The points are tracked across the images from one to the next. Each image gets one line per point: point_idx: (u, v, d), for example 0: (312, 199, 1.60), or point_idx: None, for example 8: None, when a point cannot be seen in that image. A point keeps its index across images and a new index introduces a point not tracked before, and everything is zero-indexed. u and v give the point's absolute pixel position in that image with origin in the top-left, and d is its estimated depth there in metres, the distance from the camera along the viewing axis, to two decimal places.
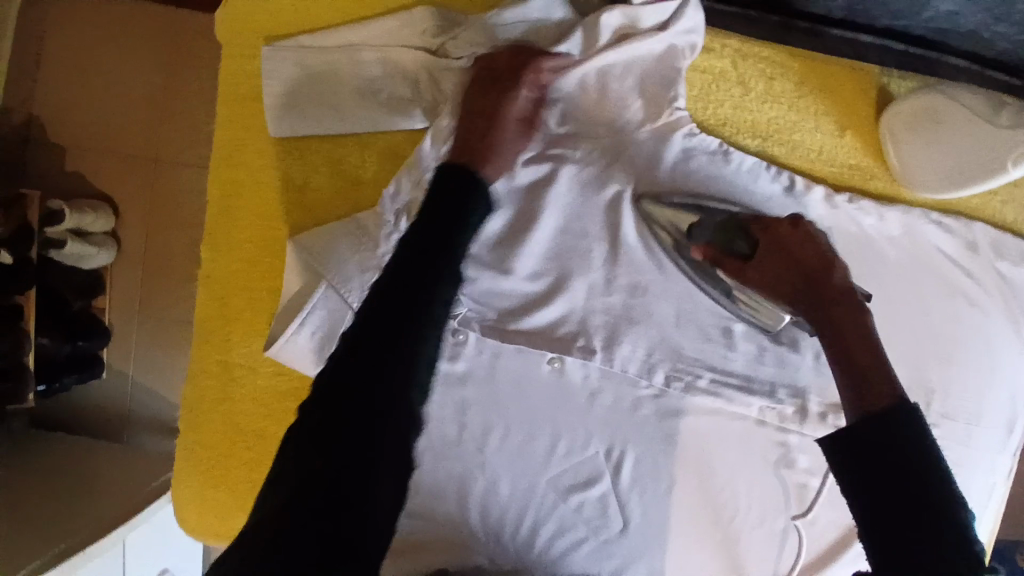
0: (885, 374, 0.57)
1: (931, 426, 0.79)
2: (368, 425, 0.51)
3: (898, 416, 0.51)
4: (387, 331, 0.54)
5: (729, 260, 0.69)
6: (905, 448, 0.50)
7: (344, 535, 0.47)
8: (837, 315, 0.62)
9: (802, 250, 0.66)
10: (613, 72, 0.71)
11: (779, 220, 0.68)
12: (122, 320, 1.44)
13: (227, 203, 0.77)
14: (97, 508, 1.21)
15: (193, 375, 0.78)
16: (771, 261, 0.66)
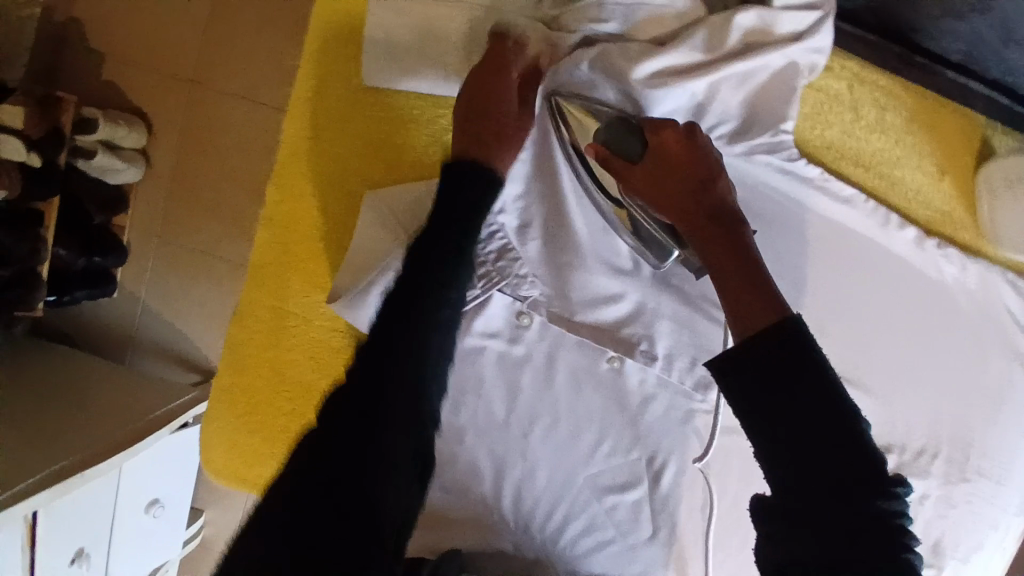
0: (767, 294, 0.54)
1: (965, 480, 0.76)
2: (378, 426, 0.51)
3: (788, 336, 0.50)
4: (389, 335, 0.54)
5: (621, 161, 0.64)
6: (801, 372, 0.49)
7: (353, 526, 0.47)
8: (712, 234, 0.59)
9: (687, 157, 0.63)
10: (731, 77, 0.66)
11: (671, 124, 0.64)
12: (143, 240, 1.41)
13: (306, 146, 0.74)
14: (95, 430, 1.18)
15: (242, 316, 0.76)
16: (659, 163, 0.63)
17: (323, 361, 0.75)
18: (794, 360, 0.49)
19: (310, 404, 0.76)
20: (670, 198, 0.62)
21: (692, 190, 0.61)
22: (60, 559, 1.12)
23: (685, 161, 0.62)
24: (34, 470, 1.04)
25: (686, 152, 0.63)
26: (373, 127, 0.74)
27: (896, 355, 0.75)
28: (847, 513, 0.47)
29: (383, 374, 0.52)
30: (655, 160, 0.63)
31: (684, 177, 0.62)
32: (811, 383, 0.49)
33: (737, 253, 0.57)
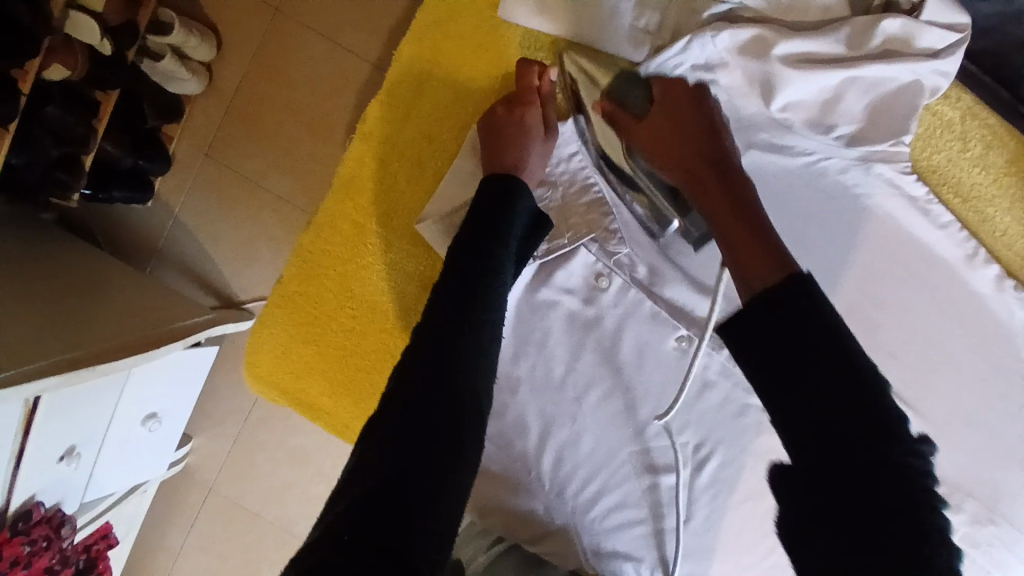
0: (755, 219, 0.56)
1: (990, 521, 0.75)
2: (442, 403, 0.55)
3: (798, 288, 0.46)
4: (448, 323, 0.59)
5: (625, 116, 0.68)
6: (814, 326, 0.45)
7: (434, 496, 0.51)
8: (711, 181, 0.61)
9: (685, 109, 0.66)
10: (863, 79, 0.67)
11: (679, 79, 0.67)
12: (188, 152, 1.36)
13: (421, 67, 0.73)
14: (109, 333, 1.12)
15: (320, 225, 0.74)
16: (659, 117, 0.66)
17: (394, 283, 0.74)
18: (808, 321, 0.45)
19: (373, 324, 0.75)
20: (670, 148, 0.64)
21: (697, 138, 0.63)
22: (49, 454, 1.08)
23: (686, 114, 0.65)
24: (40, 357, 0.98)
25: (688, 104, 0.66)
26: (493, 62, 0.73)
27: (958, 388, 0.75)
28: (875, 484, 0.43)
29: (442, 364, 0.56)
30: (658, 111, 0.66)
31: (687, 129, 0.64)
32: (829, 344, 0.44)
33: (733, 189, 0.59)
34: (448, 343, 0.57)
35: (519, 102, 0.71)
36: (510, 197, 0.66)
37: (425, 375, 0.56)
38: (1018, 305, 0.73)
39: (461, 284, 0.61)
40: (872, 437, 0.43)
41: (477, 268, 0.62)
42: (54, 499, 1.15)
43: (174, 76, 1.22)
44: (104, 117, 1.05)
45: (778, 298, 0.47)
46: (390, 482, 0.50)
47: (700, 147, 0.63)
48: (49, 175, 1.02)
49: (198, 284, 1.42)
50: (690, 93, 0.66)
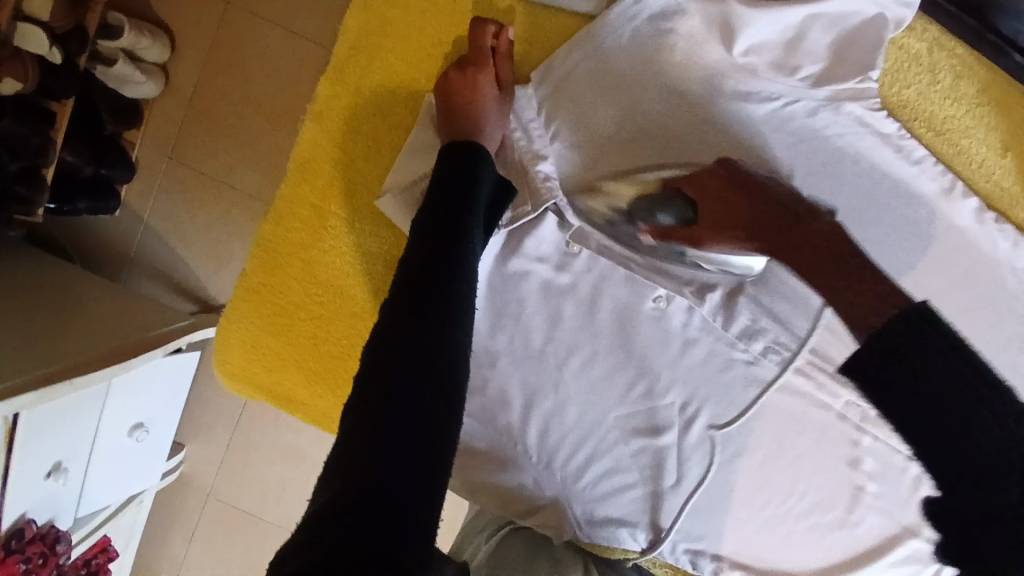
0: (878, 292, 0.54)
1: None
2: (420, 381, 0.52)
3: (918, 325, 0.44)
4: (422, 297, 0.56)
5: (680, 230, 0.66)
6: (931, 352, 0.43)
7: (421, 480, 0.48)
8: (819, 258, 0.61)
9: (740, 191, 0.66)
10: (823, 18, 0.66)
11: (706, 174, 0.67)
12: (151, 157, 1.33)
13: (367, 39, 0.70)
14: (88, 345, 1.10)
15: (280, 212, 0.72)
16: (719, 218, 0.66)
17: (360, 266, 0.72)
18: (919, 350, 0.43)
19: (342, 310, 0.73)
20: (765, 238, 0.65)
21: (769, 213, 0.66)
22: (35, 471, 1.06)
23: (746, 202, 0.66)
24: (16, 373, 0.96)
25: (751, 186, 0.66)
26: (442, 26, 0.70)
27: None
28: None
29: (417, 344, 0.54)
30: (709, 204, 0.66)
31: (761, 214, 0.65)
32: (960, 380, 0.42)
33: (827, 258, 0.61)
34: (423, 332, 0.55)
35: (470, 65, 0.68)
36: (472, 162, 0.64)
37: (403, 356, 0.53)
38: (998, 233, 0.73)
39: (426, 268, 0.58)
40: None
41: (447, 238, 0.59)
42: (45, 516, 1.14)
43: (129, 80, 1.18)
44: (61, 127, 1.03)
45: (900, 341, 0.44)
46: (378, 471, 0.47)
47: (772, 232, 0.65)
48: (9, 190, 1.00)
49: (173, 290, 1.39)
50: (733, 173, 0.67)
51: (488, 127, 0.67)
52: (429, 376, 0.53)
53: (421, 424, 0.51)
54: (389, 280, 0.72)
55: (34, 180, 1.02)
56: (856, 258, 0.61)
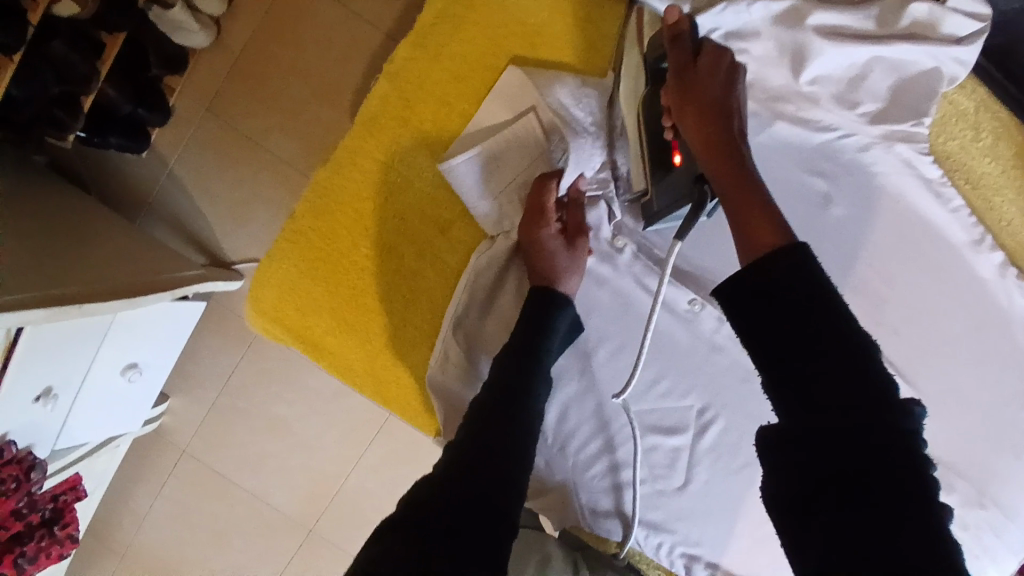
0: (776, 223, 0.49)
1: (968, 499, 0.81)
2: (509, 423, 0.61)
3: (800, 265, 0.45)
4: (520, 357, 0.65)
5: (675, 56, 0.59)
6: (802, 275, 0.45)
7: (499, 504, 0.55)
8: (726, 160, 0.53)
9: (706, 68, 0.58)
10: (884, 63, 0.70)
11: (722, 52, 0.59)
12: (188, 105, 1.33)
13: (458, 10, 0.72)
14: (96, 273, 1.10)
15: (342, 162, 0.74)
16: (701, 72, 0.58)
17: (412, 225, 0.74)
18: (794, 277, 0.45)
19: (386, 265, 0.74)
20: (704, 103, 0.55)
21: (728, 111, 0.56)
22: (25, 392, 1.04)
23: (719, 82, 0.57)
24: (24, 288, 0.95)
25: (723, 75, 0.58)
26: (526, 7, 0.72)
27: (951, 369, 0.78)
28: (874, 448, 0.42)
29: (506, 391, 0.63)
30: (678, 59, 0.59)
31: (698, 87, 0.56)
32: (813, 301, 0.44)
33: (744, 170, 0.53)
34: (514, 387, 0.63)
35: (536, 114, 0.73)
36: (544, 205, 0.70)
37: (497, 399, 0.62)
38: (1017, 290, 0.77)
39: (526, 333, 0.67)
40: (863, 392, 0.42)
41: (546, 310, 0.68)
42: (25, 441, 1.11)
43: (183, 26, 1.19)
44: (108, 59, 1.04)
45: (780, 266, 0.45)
46: (466, 488, 0.55)
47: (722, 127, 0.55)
48: (47, 112, 1.01)
49: (187, 240, 1.38)
50: (721, 61, 0.59)
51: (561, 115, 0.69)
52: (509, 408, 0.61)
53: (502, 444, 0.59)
54: (435, 244, 0.74)
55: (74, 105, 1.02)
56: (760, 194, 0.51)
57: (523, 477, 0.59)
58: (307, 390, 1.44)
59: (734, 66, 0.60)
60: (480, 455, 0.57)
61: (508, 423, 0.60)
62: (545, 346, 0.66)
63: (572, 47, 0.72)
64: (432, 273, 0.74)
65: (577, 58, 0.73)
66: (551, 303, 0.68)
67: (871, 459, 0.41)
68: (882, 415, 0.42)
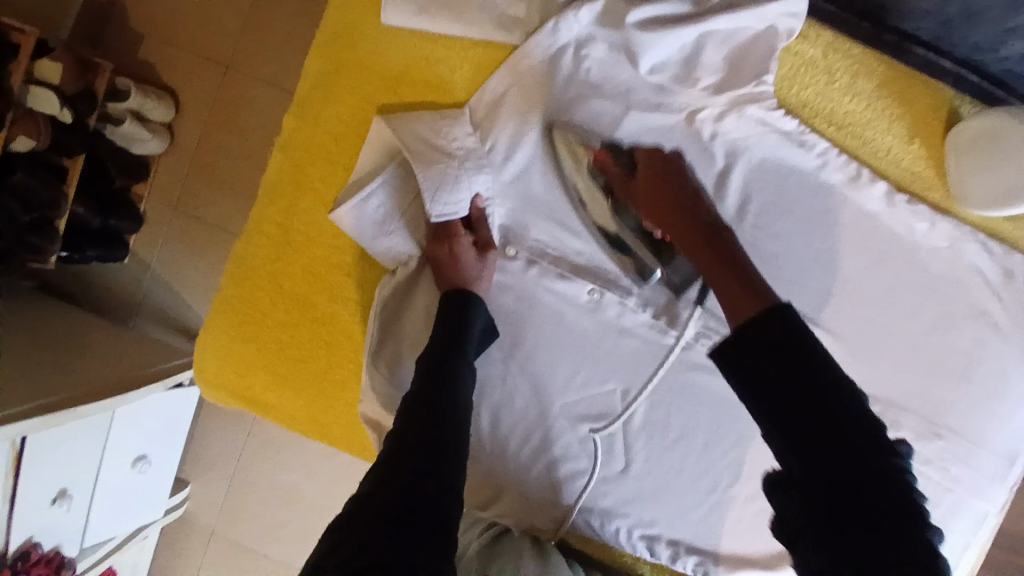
0: (749, 273, 0.63)
1: (923, 433, 0.81)
2: (437, 415, 0.63)
3: (779, 322, 0.54)
4: (442, 354, 0.69)
5: (616, 176, 0.76)
6: (789, 345, 0.53)
7: (431, 493, 0.57)
8: (705, 249, 0.68)
9: (645, 175, 0.75)
10: (715, 36, 0.73)
11: (657, 152, 0.75)
12: (156, 209, 1.42)
13: (326, 76, 0.78)
14: (91, 373, 1.18)
15: (251, 233, 0.80)
16: (649, 178, 0.74)
17: (321, 274, 0.80)
18: (781, 348, 0.53)
19: (307, 316, 0.81)
20: (660, 200, 0.72)
21: (681, 204, 0.71)
22: (39, 497, 1.10)
23: (669, 175, 0.73)
24: (23, 400, 1.02)
25: (666, 179, 0.73)
26: (387, 60, 0.78)
27: (868, 307, 0.80)
28: (867, 494, 0.50)
29: (433, 388, 0.66)
30: (621, 180, 0.76)
31: (660, 198, 0.72)
32: (808, 370, 0.52)
33: (721, 246, 0.67)
34: (438, 385, 0.66)
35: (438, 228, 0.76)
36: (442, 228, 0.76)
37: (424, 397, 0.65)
38: (908, 213, 0.79)
39: (444, 335, 0.71)
40: (855, 444, 0.51)
41: (459, 312, 0.72)
42: (51, 542, 1.17)
43: (137, 138, 1.29)
44: (72, 182, 1.16)
45: (764, 332, 0.55)
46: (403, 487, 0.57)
47: (673, 216, 0.71)
48: (22, 239, 1.11)
49: (180, 331, 1.48)
50: (670, 163, 0.74)
51: (435, 149, 0.74)
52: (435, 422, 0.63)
53: (439, 458, 0.60)
54: (347, 287, 0.80)
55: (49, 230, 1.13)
56: (745, 266, 0.64)
57: (458, 468, 0.61)
58: (313, 451, 1.50)
59: (671, 158, 0.75)
60: (414, 453, 0.60)
61: (437, 415, 0.63)
62: (464, 343, 0.71)
63: (433, 89, 0.78)
64: (347, 314, 0.81)
65: (441, 97, 0.78)
66: (465, 302, 0.73)
67: (857, 478, 0.50)
68: (865, 441, 0.51)
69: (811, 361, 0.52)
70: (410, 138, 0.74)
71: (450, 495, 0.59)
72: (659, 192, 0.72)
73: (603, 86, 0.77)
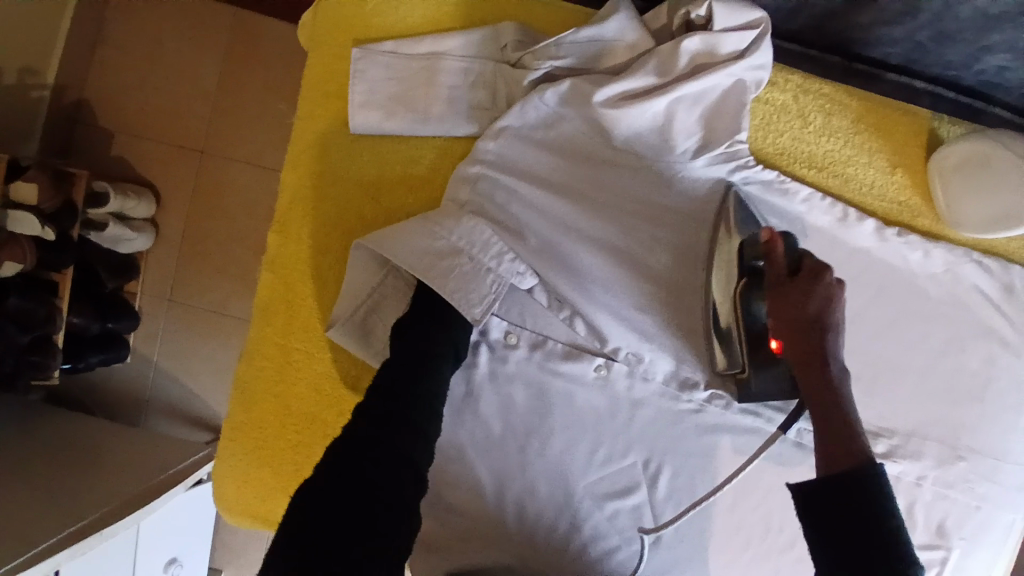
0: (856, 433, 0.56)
1: (956, 458, 0.79)
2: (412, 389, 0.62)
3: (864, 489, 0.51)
4: (427, 327, 0.68)
5: (772, 266, 0.63)
6: (872, 500, 0.50)
7: (388, 467, 0.56)
8: (818, 389, 0.59)
9: (801, 283, 0.61)
10: (685, 101, 0.72)
11: (827, 272, 0.60)
12: (152, 306, 1.37)
13: (304, 191, 0.79)
14: (112, 487, 1.12)
15: (251, 356, 0.80)
16: (793, 287, 0.61)
17: (326, 390, 0.80)
18: (862, 501, 0.50)
19: (317, 434, 0.80)
20: (797, 333, 0.60)
21: (802, 329, 0.60)
22: None
23: (817, 305, 0.60)
24: (49, 531, 0.97)
25: (820, 293, 0.60)
26: (360, 166, 0.79)
27: (879, 341, 0.79)
28: None
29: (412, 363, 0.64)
30: (774, 281, 0.63)
31: (796, 308, 0.60)
32: (882, 526, 0.49)
33: (834, 412, 0.57)
34: (417, 360, 0.65)
35: None
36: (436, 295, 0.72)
37: (403, 369, 0.64)
38: (902, 246, 0.78)
39: (428, 311, 0.70)
40: None
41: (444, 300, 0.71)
42: None
43: (123, 238, 1.26)
44: (65, 295, 1.14)
45: (845, 478, 0.52)
46: (357, 459, 0.55)
47: (800, 344, 0.60)
48: (24, 360, 1.08)
49: (192, 423, 1.40)
50: (817, 278, 0.61)
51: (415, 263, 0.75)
52: (403, 450, 0.57)
53: (393, 432, 0.58)
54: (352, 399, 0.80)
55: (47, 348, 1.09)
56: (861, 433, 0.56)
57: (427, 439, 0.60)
58: None
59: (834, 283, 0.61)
60: (377, 417, 0.59)
61: (409, 384, 0.62)
62: (447, 323, 0.70)
63: (412, 192, 0.79)
64: None
65: (419, 199, 0.79)
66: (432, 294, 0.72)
67: None
68: None
69: (883, 521, 0.49)
70: (412, 256, 0.70)
71: (386, 476, 0.55)
72: (791, 311, 0.60)
73: (579, 162, 0.77)
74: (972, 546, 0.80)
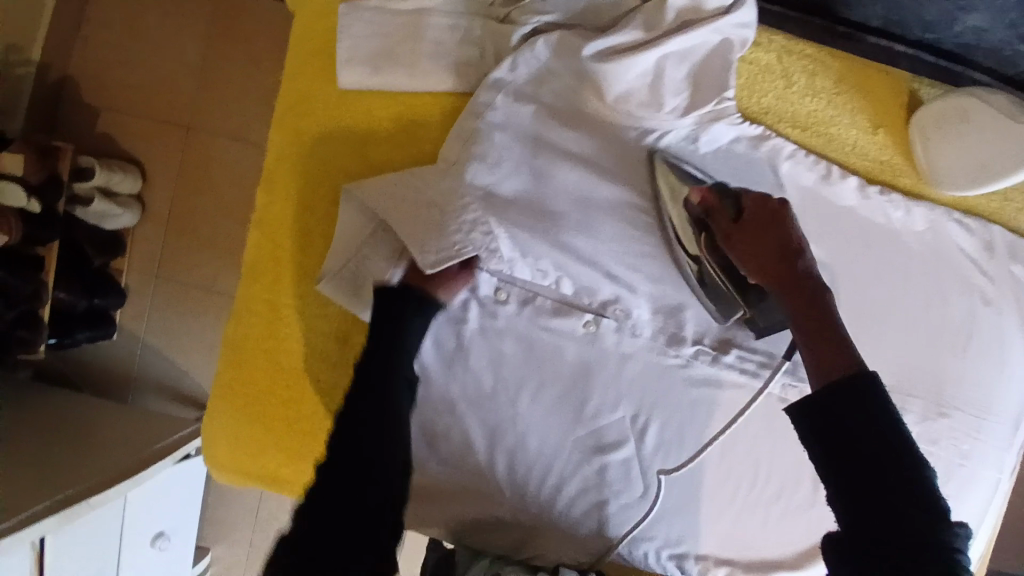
0: (842, 348, 0.56)
1: (938, 415, 0.81)
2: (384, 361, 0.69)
3: (866, 394, 0.51)
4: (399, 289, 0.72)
5: (720, 218, 0.68)
6: (870, 408, 0.51)
7: (370, 449, 0.67)
8: (801, 305, 0.60)
9: (750, 221, 0.65)
10: (671, 58, 0.73)
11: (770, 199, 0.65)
12: (139, 282, 1.36)
13: (292, 150, 0.80)
14: (100, 463, 1.11)
15: (239, 315, 0.80)
16: (751, 227, 0.65)
17: (317, 346, 0.80)
18: (861, 409, 0.51)
19: (307, 389, 0.81)
20: (758, 254, 0.63)
21: (778, 263, 0.62)
22: None
23: (771, 232, 0.63)
24: (31, 501, 0.96)
25: (771, 224, 0.64)
26: (348, 123, 0.79)
27: (862, 298, 0.80)
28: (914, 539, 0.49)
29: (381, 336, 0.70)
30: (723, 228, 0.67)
31: (757, 245, 0.63)
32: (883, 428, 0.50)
33: (832, 325, 0.58)
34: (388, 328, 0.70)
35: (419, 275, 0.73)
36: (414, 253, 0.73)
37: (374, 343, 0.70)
38: (884, 202, 0.80)
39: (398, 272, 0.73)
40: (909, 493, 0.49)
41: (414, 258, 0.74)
42: None
43: (109, 214, 1.24)
44: (51, 271, 1.11)
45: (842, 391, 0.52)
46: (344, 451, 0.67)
47: (779, 277, 0.61)
48: (12, 335, 1.08)
49: (177, 398, 1.39)
50: (766, 207, 0.65)
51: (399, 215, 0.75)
52: (382, 423, 0.68)
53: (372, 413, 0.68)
54: (342, 353, 0.80)
55: (31, 323, 1.09)
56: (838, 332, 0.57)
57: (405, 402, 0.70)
58: None
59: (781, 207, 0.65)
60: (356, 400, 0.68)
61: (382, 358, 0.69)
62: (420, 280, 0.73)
63: (402, 149, 0.80)
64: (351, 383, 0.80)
65: (410, 154, 0.80)
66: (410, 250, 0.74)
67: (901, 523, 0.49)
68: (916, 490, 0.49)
69: (884, 422, 0.50)
70: (393, 204, 0.72)
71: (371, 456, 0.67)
72: (758, 246, 0.63)
73: (569, 118, 0.77)
74: (954, 498, 0.83)
